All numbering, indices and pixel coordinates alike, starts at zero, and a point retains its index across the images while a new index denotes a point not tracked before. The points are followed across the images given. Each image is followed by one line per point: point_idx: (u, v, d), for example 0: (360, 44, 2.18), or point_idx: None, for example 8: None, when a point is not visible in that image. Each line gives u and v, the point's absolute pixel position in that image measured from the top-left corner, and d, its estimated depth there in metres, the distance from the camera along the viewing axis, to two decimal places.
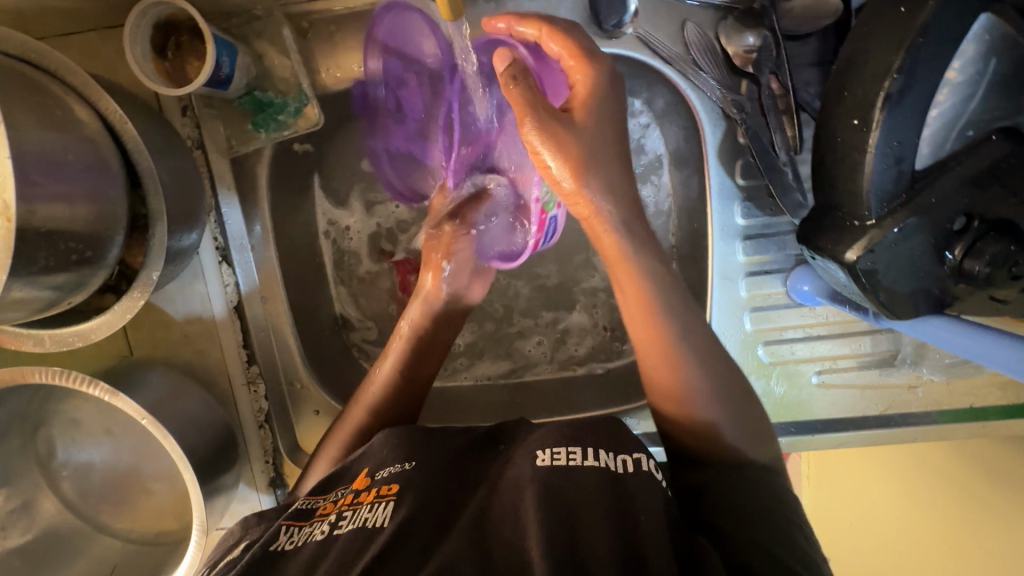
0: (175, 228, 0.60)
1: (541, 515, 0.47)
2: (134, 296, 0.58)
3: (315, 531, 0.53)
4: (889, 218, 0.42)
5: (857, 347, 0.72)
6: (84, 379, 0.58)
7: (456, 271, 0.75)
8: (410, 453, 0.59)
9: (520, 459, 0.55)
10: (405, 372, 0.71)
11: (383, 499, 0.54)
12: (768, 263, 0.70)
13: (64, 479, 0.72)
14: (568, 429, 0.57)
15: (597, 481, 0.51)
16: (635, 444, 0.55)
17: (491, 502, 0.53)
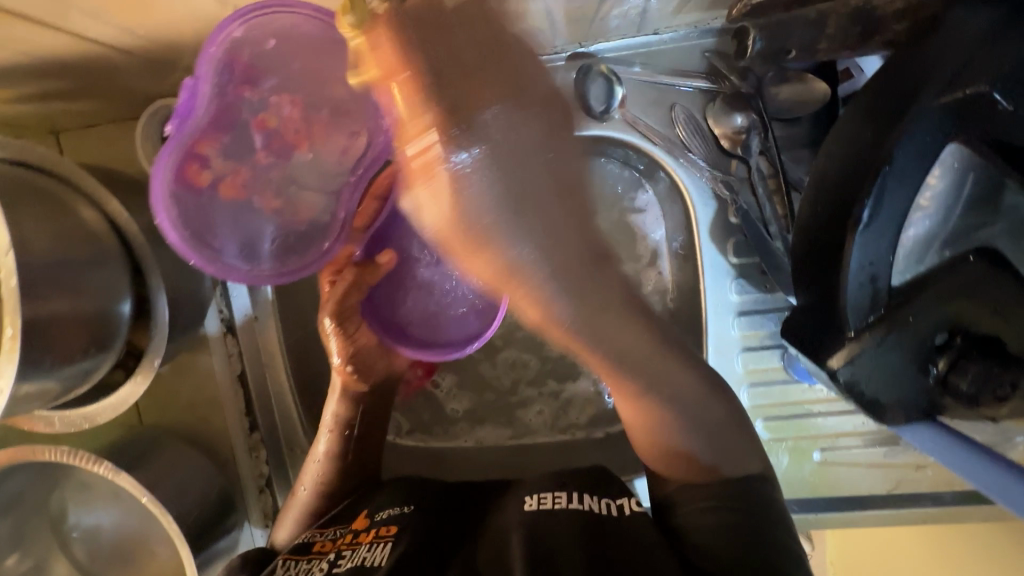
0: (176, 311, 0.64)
1: (527, 546, 0.48)
2: (139, 379, 0.61)
3: (313, 569, 0.55)
4: (868, 332, 0.41)
5: (860, 425, 0.69)
6: (89, 459, 0.60)
7: (365, 361, 0.67)
8: (408, 498, 0.62)
9: (511, 504, 0.56)
10: (348, 453, 0.69)
11: (381, 539, 0.56)
12: (765, 338, 0.69)
13: (76, 541, 0.75)
14: (557, 478, 0.57)
15: (584, 523, 0.50)
16: (621, 490, 0.56)
17: (489, 533, 0.54)
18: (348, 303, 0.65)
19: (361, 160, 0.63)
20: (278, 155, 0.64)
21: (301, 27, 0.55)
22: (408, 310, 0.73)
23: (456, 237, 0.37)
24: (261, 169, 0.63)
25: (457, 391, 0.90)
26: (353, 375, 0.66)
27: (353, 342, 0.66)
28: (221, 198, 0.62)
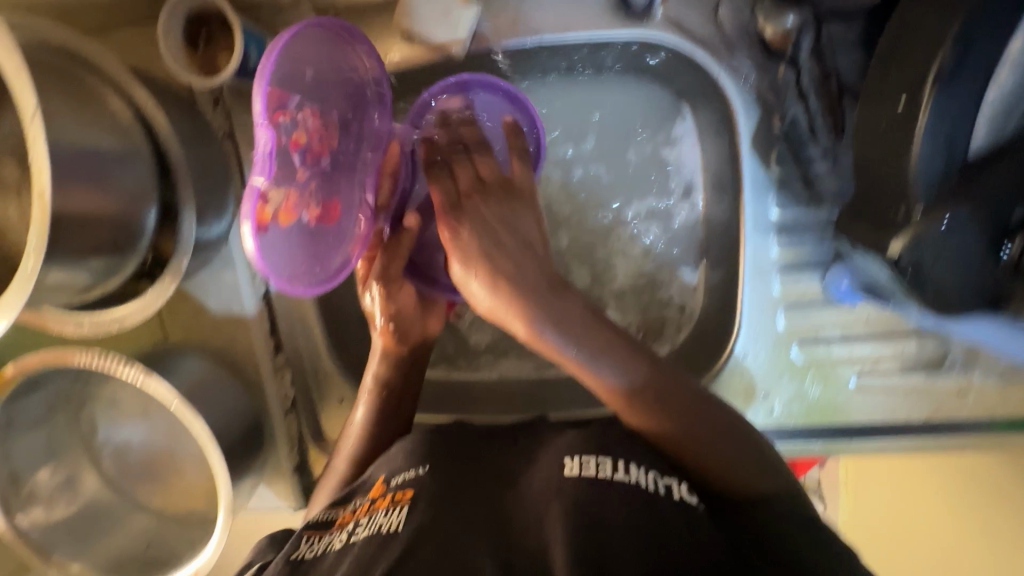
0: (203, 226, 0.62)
1: (566, 530, 0.46)
2: (167, 282, 0.60)
3: (333, 541, 0.54)
4: (941, 207, 0.39)
5: (900, 350, 0.67)
6: (120, 360, 0.61)
7: (405, 323, 0.73)
8: (425, 458, 0.59)
9: (545, 467, 0.55)
10: (383, 416, 0.71)
11: (399, 504, 0.54)
12: (804, 258, 0.66)
13: (106, 457, 0.76)
14: (598, 441, 0.56)
15: (628, 495, 0.50)
16: (669, 470, 0.55)
17: (523, 505, 0.52)
18: (389, 269, 0.70)
19: (367, 142, 0.66)
20: (313, 168, 0.56)
21: (312, 37, 0.56)
22: (441, 265, 0.76)
23: (489, 300, 0.56)
24: (305, 185, 0.55)
25: (480, 323, 0.89)
26: (393, 332, 0.72)
27: (394, 302, 0.72)
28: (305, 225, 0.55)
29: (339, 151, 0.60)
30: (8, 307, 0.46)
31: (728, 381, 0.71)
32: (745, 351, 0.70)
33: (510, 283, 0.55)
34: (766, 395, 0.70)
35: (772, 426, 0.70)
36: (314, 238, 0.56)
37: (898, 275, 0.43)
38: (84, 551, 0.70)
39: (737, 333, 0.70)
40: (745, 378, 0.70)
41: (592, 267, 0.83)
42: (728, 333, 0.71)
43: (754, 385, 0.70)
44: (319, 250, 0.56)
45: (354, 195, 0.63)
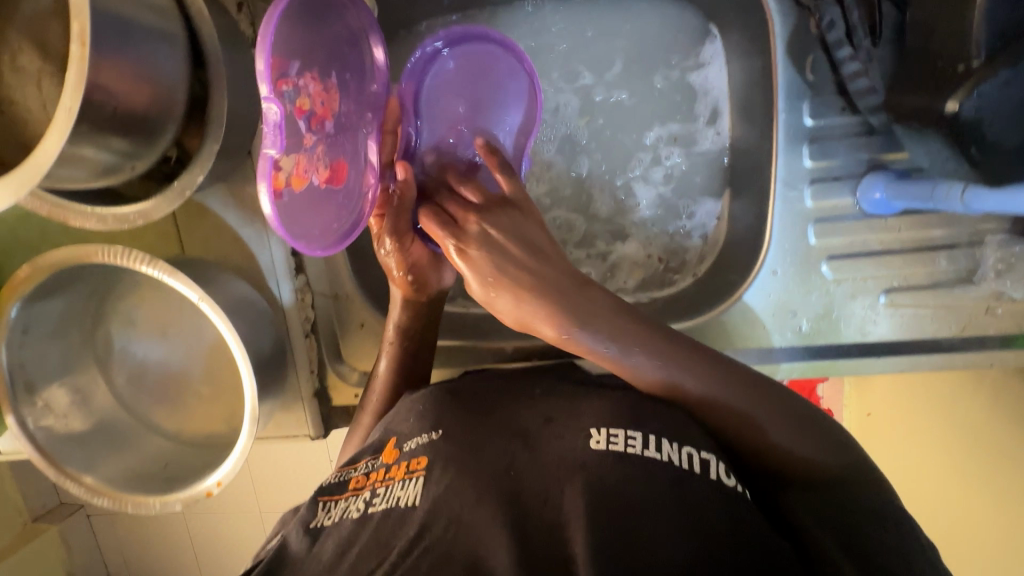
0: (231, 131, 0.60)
1: (586, 508, 0.47)
2: (193, 172, 0.59)
3: (350, 507, 0.56)
4: (995, 59, 0.45)
5: (929, 264, 0.67)
6: (142, 258, 0.60)
7: (421, 273, 0.70)
8: (436, 422, 0.60)
9: (568, 430, 0.54)
10: (400, 366, 0.72)
11: (413, 475, 0.55)
12: (835, 168, 0.66)
13: (121, 376, 0.74)
14: (628, 410, 0.54)
15: (659, 474, 0.49)
16: (704, 442, 0.53)
17: (536, 471, 0.52)
18: (399, 229, 0.67)
19: (366, 102, 0.67)
20: (317, 134, 0.59)
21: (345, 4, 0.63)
22: None
23: (511, 314, 0.59)
24: (308, 152, 0.57)
25: None
26: (410, 283, 0.70)
27: (407, 255, 0.69)
28: (301, 191, 0.56)
29: (341, 114, 0.63)
30: (38, 164, 0.46)
31: (756, 298, 0.71)
32: (774, 267, 0.70)
33: (525, 287, 0.57)
34: (795, 313, 0.70)
35: (800, 343, 0.70)
36: (325, 199, 0.60)
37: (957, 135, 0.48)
38: (99, 467, 0.69)
39: (767, 247, 0.70)
40: (774, 295, 0.70)
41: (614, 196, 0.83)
42: (759, 251, 0.71)
43: (783, 302, 0.70)
44: (310, 219, 0.57)
45: (357, 160, 0.64)
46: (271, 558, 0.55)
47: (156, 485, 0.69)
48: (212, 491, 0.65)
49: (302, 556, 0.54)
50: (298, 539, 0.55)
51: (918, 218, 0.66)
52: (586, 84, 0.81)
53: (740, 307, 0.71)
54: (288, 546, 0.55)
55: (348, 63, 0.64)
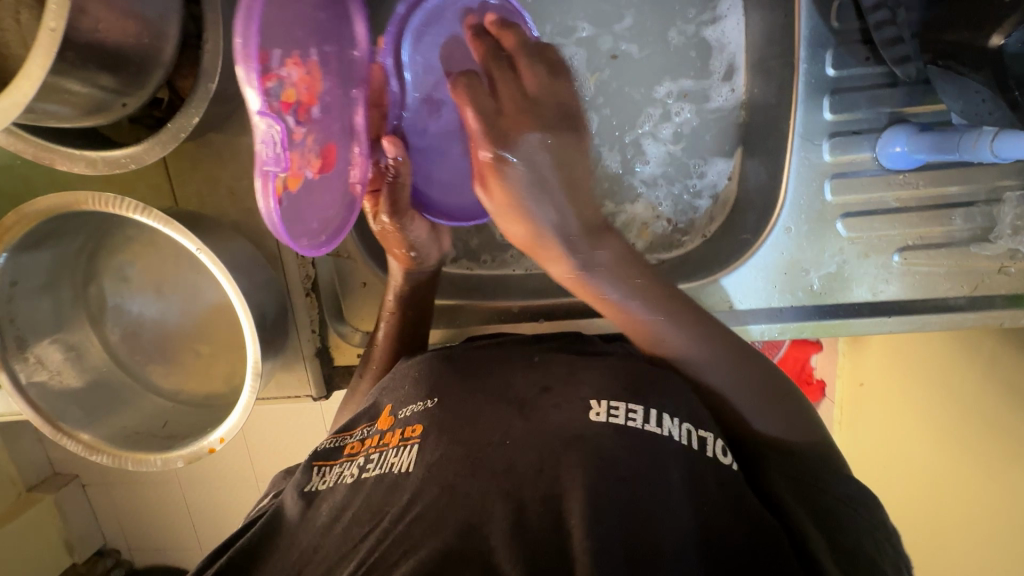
0: (230, 72, 0.57)
1: (589, 480, 0.46)
2: (188, 114, 0.55)
3: (344, 473, 0.55)
4: None
5: (946, 223, 0.66)
6: (136, 206, 0.57)
7: (423, 247, 0.69)
8: (431, 390, 0.58)
9: (565, 402, 0.52)
10: (401, 337, 0.70)
11: (408, 442, 0.54)
12: (856, 121, 0.65)
13: (116, 334, 0.72)
14: (628, 382, 0.53)
15: (661, 449, 0.48)
16: (706, 421, 0.53)
17: (532, 438, 0.50)
18: (398, 208, 0.67)
19: (351, 76, 0.59)
20: (306, 122, 0.50)
21: None
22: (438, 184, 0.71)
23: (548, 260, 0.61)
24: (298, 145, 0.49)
25: None
26: (411, 259, 0.69)
27: (407, 232, 0.68)
28: (292, 192, 0.49)
29: (329, 92, 0.54)
30: (21, 94, 0.43)
31: (769, 257, 0.69)
32: (789, 224, 0.68)
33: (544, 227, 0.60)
34: (806, 271, 0.69)
35: (811, 302, 0.69)
36: (324, 192, 0.54)
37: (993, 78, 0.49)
38: (97, 424, 0.67)
39: (782, 203, 0.68)
40: (787, 252, 0.69)
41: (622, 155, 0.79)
42: (773, 209, 0.69)
43: (795, 260, 0.69)
44: (305, 221, 0.50)
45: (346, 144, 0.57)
46: (267, 519, 0.55)
47: (157, 443, 0.68)
48: (214, 448, 0.64)
49: (296, 518, 0.53)
50: (294, 503, 0.55)
51: (936, 174, 0.65)
52: (586, 37, 0.76)
53: (753, 266, 0.70)
54: (285, 507, 0.55)
55: (325, 30, 0.55)
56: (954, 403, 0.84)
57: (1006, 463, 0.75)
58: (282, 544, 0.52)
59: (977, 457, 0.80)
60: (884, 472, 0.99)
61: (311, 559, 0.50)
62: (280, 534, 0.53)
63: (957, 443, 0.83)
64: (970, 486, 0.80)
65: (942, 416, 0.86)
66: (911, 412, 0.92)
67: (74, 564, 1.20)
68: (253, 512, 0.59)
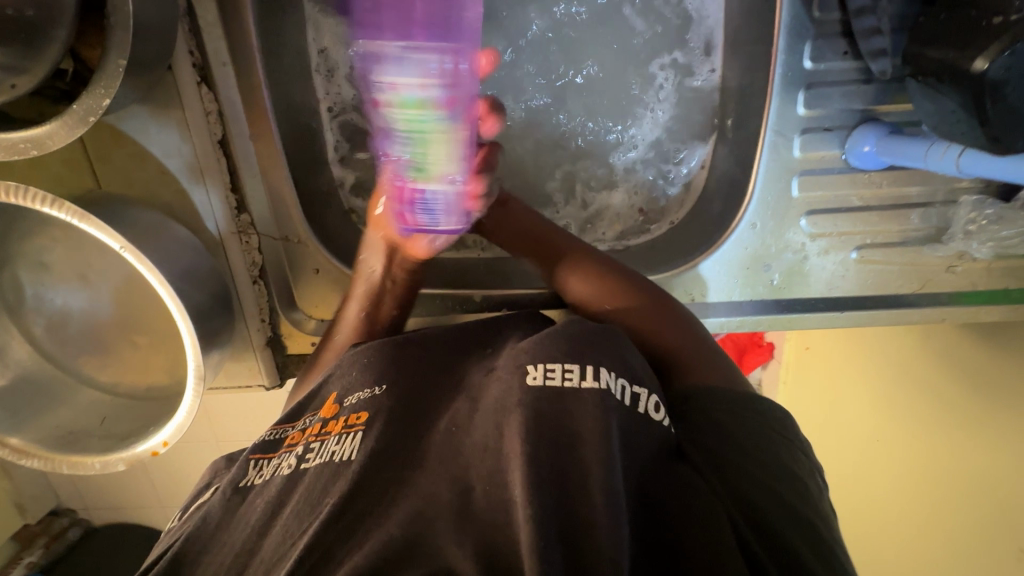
0: (144, 41, 0.49)
1: (532, 451, 0.39)
2: (97, 93, 0.47)
3: (282, 464, 0.49)
4: None
5: (902, 223, 0.67)
6: (44, 199, 0.53)
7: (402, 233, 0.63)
8: (381, 376, 0.53)
9: (508, 371, 0.46)
10: (366, 322, 0.66)
11: (351, 430, 0.49)
12: (826, 120, 0.63)
13: (38, 326, 0.66)
14: (564, 343, 0.46)
15: (591, 403, 0.41)
16: (643, 376, 0.46)
17: (480, 420, 0.44)
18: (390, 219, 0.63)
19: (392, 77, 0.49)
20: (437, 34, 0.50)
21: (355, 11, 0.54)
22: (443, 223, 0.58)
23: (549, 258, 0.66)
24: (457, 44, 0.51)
25: None
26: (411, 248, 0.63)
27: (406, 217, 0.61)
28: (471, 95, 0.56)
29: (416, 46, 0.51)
30: None
31: (734, 252, 0.69)
32: (755, 221, 0.68)
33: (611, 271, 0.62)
34: (767, 266, 0.69)
35: (771, 297, 0.70)
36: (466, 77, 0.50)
37: (971, 101, 0.45)
38: (27, 426, 0.63)
39: (750, 198, 0.67)
40: (750, 247, 0.69)
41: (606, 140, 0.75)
42: (740, 205, 0.68)
43: (757, 255, 0.69)
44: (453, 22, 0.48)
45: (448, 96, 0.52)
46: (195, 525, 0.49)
47: (93, 443, 0.64)
48: (157, 451, 0.61)
49: (229, 515, 0.48)
50: (226, 501, 0.49)
51: (900, 174, 0.65)
52: None
53: (718, 260, 0.70)
54: (212, 510, 0.49)
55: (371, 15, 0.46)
56: (909, 358, 0.84)
57: (966, 412, 0.76)
58: (217, 543, 0.47)
59: (935, 424, 0.80)
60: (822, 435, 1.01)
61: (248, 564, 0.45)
62: (212, 533, 0.48)
63: (910, 407, 0.83)
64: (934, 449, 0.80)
65: (894, 379, 0.86)
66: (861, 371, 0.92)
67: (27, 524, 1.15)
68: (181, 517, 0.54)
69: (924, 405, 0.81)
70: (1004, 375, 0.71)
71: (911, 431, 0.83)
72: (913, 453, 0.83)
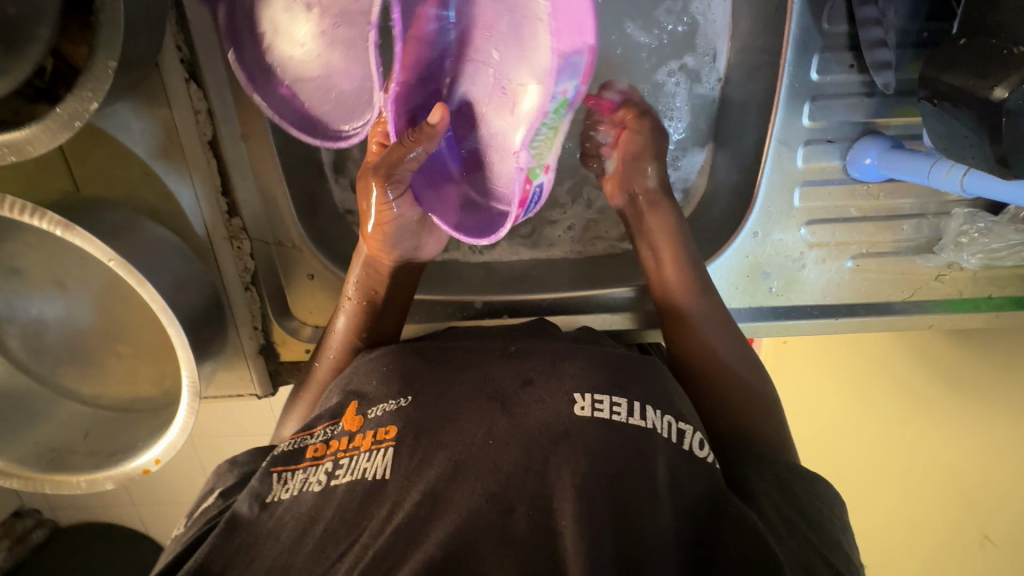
0: (135, 39, 0.45)
1: (579, 482, 0.41)
2: (84, 96, 0.44)
3: (310, 480, 0.47)
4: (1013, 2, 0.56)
5: (896, 234, 0.69)
6: (27, 209, 0.50)
7: (395, 236, 0.62)
8: (404, 387, 0.51)
9: (548, 396, 0.47)
10: (361, 330, 0.64)
11: (381, 446, 0.47)
12: (830, 131, 0.64)
13: (13, 336, 0.62)
14: (606, 375, 0.48)
15: (646, 443, 0.44)
16: (685, 413, 0.49)
17: (516, 440, 0.44)
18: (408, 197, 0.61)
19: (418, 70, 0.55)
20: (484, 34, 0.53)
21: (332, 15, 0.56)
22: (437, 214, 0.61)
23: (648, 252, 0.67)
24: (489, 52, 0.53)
25: None
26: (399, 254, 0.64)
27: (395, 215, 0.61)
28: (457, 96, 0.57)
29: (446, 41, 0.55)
30: None
31: (734, 260, 0.69)
32: (757, 229, 0.68)
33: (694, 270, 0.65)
34: (768, 275, 0.70)
35: (770, 305, 0.71)
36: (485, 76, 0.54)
37: (984, 126, 0.46)
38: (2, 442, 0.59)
39: (752, 208, 0.68)
40: (755, 255, 0.69)
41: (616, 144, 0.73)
42: (744, 213, 0.68)
43: (758, 263, 0.70)
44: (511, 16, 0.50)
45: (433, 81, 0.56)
46: (220, 532, 0.46)
47: (78, 459, 0.61)
48: (150, 468, 0.58)
49: (244, 535, 0.45)
50: (252, 513, 0.46)
51: (897, 187, 0.67)
52: None
53: (720, 267, 0.70)
54: (235, 522, 0.46)
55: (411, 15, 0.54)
56: (893, 359, 0.87)
57: (939, 409, 0.80)
58: (243, 560, 0.44)
59: (909, 428, 0.84)
60: (804, 432, 1.05)
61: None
62: (239, 547, 0.45)
63: (889, 405, 0.87)
64: (906, 447, 0.85)
65: (882, 380, 0.88)
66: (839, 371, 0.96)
67: None
68: (192, 518, 0.52)
69: (903, 406, 0.85)
70: (987, 384, 0.74)
71: (890, 431, 0.87)
72: (894, 450, 0.87)
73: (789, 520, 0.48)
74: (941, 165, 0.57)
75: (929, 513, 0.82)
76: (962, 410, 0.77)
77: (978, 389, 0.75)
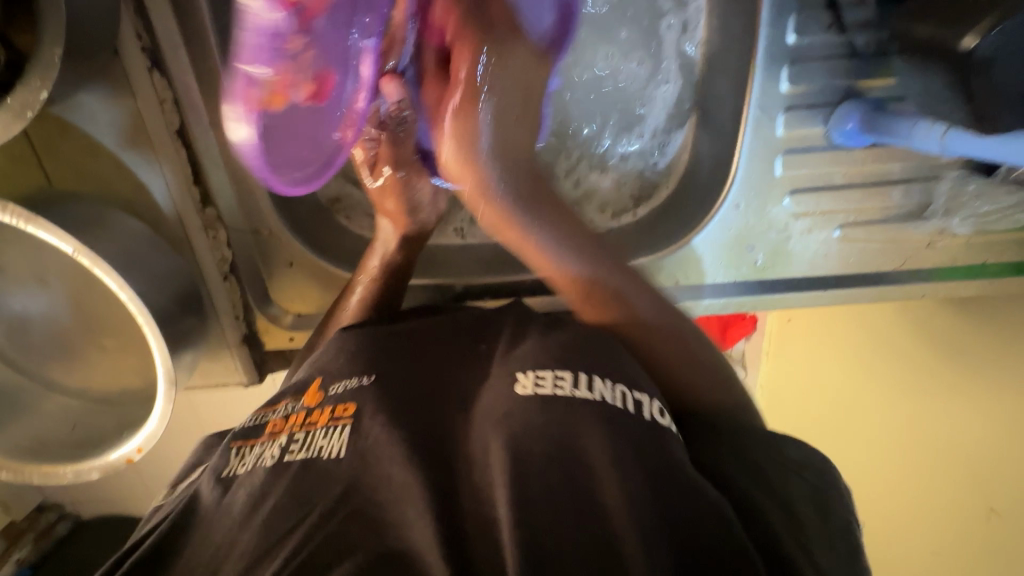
0: (81, 28, 0.45)
1: (536, 457, 0.40)
2: (34, 86, 0.44)
3: (265, 455, 0.47)
4: None
5: (885, 200, 0.66)
6: None
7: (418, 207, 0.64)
8: (369, 365, 0.51)
9: (499, 378, 0.47)
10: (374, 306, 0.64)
11: (339, 423, 0.47)
12: (810, 96, 0.62)
13: None
14: (562, 351, 0.48)
15: (587, 414, 0.42)
16: (642, 382, 0.47)
17: (481, 422, 0.45)
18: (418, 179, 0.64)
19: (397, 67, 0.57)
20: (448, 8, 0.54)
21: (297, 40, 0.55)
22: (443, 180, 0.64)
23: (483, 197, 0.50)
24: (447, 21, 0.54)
25: None
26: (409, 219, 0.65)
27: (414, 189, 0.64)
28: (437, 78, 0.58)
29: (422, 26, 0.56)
30: None
31: (718, 234, 0.68)
32: (738, 202, 0.67)
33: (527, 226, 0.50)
34: (751, 247, 0.68)
35: (761, 278, 0.69)
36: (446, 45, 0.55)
37: (956, 78, 0.44)
38: None
39: (732, 178, 0.66)
40: (733, 228, 0.67)
41: (604, 119, 0.72)
42: (723, 185, 0.67)
43: (742, 236, 0.68)
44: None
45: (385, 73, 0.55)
46: (181, 508, 0.47)
47: (67, 451, 0.62)
48: (133, 458, 0.59)
49: (207, 512, 0.46)
50: (209, 490, 0.47)
51: (882, 151, 0.65)
52: None
53: (704, 240, 0.68)
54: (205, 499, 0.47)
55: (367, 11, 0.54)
56: (893, 326, 0.85)
57: (946, 379, 0.79)
58: (207, 540, 0.44)
59: (909, 398, 0.83)
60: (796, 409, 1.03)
61: (227, 558, 0.43)
62: (200, 527, 0.45)
63: (890, 373, 0.86)
64: (906, 416, 0.84)
65: (881, 351, 0.87)
66: (832, 342, 0.94)
67: (13, 522, 1.07)
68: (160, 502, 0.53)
69: (903, 374, 0.84)
70: (991, 347, 0.74)
71: (889, 403, 0.86)
72: (893, 422, 0.86)
73: (768, 494, 0.46)
74: (925, 127, 0.55)
75: (932, 486, 0.81)
76: (968, 379, 0.76)
77: (981, 351, 0.75)
